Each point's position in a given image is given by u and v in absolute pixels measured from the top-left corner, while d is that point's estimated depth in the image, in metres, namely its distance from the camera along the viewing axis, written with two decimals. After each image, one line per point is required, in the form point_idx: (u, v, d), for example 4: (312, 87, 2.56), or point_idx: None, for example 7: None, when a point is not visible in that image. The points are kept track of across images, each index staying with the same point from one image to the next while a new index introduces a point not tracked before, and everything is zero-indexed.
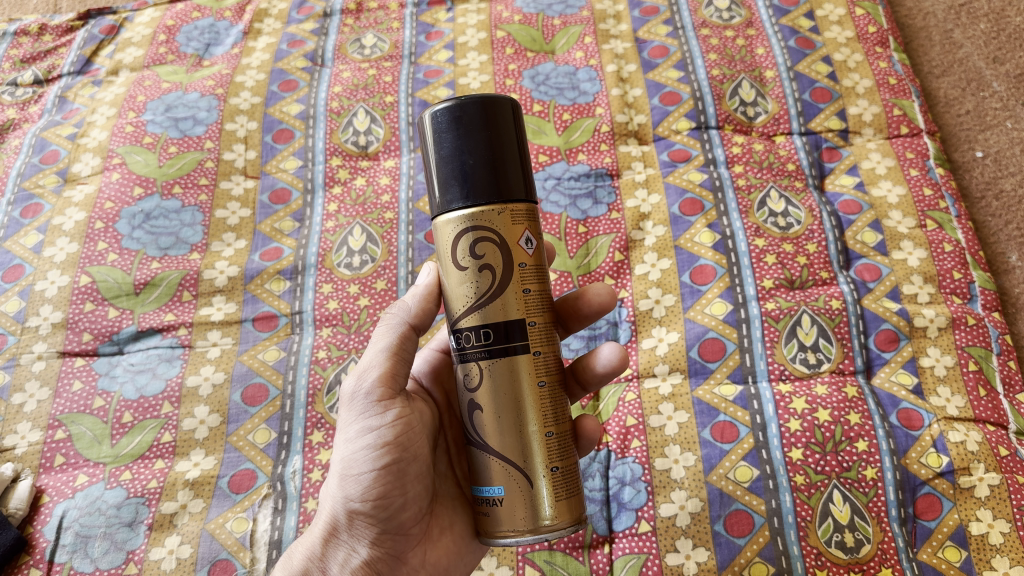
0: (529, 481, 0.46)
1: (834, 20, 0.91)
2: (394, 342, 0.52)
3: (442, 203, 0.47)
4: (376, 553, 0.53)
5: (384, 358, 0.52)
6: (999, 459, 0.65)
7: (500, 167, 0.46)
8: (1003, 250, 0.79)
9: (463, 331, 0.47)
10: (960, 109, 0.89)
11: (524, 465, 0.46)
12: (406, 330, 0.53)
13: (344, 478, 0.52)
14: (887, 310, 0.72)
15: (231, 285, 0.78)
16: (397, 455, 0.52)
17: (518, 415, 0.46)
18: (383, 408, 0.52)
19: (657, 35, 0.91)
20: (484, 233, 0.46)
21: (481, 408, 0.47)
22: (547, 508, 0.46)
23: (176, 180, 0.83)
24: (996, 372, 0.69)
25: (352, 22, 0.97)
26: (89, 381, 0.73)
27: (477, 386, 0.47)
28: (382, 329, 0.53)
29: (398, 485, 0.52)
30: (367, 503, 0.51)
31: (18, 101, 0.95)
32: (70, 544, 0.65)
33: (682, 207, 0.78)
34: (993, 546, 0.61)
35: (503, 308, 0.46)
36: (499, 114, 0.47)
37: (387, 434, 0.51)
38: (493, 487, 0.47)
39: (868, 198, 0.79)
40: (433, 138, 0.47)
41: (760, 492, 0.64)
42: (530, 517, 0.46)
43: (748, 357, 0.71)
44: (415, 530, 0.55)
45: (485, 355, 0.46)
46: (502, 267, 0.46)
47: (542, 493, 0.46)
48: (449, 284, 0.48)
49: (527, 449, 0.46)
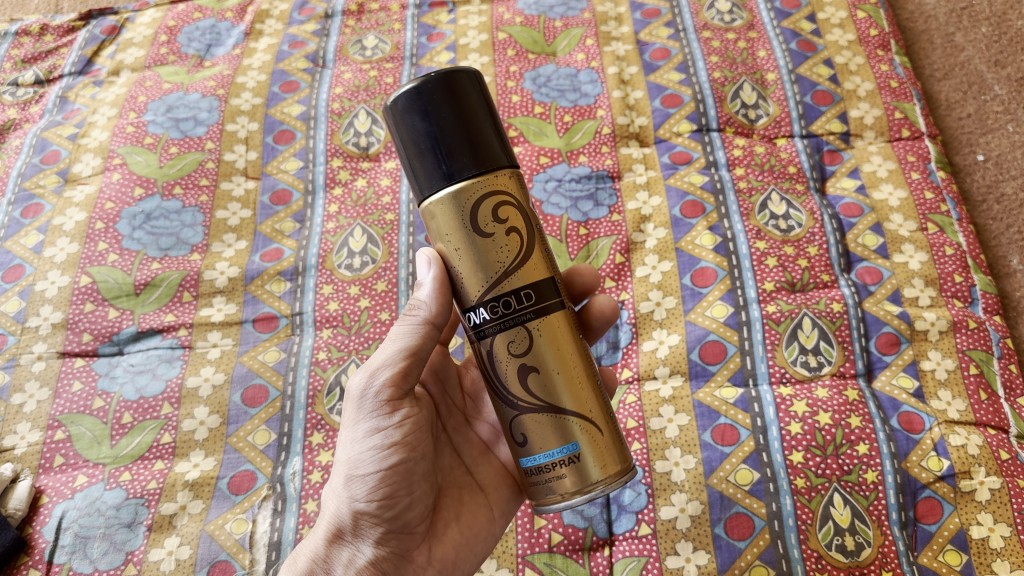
0: (600, 429, 0.47)
1: (836, 23, 0.91)
2: (411, 344, 0.51)
3: (450, 174, 0.45)
4: (381, 552, 0.53)
5: (398, 359, 0.51)
6: (999, 463, 0.65)
7: (477, 136, 0.45)
8: (1004, 253, 0.79)
9: (502, 297, 0.46)
10: (961, 113, 0.89)
11: (590, 415, 0.47)
12: (428, 327, 0.52)
13: (351, 479, 0.52)
14: (888, 314, 0.72)
15: (231, 286, 0.78)
16: (404, 454, 0.52)
17: (574, 370, 0.48)
18: (391, 408, 0.51)
19: (658, 38, 0.91)
20: (506, 196, 0.46)
21: (538, 370, 0.47)
22: (595, 468, 0.47)
23: (177, 181, 0.83)
24: (997, 376, 0.69)
25: (353, 23, 0.96)
26: (89, 381, 0.73)
27: (526, 349, 0.47)
28: (398, 327, 0.52)
29: (405, 485, 0.52)
30: (373, 503, 0.51)
31: (18, 101, 0.95)
32: (70, 544, 0.65)
33: (683, 209, 0.78)
34: (993, 550, 0.61)
35: (536, 267, 0.47)
36: (467, 80, 0.46)
37: (394, 434, 0.51)
38: (565, 446, 0.47)
39: (869, 201, 0.79)
40: (419, 115, 0.45)
41: (760, 495, 0.64)
42: (584, 475, 0.47)
43: (749, 360, 0.70)
44: (421, 527, 0.55)
45: (534, 315, 0.46)
46: (510, 236, 0.46)
47: (610, 440, 0.48)
48: (473, 255, 0.46)
49: (589, 400, 0.48)
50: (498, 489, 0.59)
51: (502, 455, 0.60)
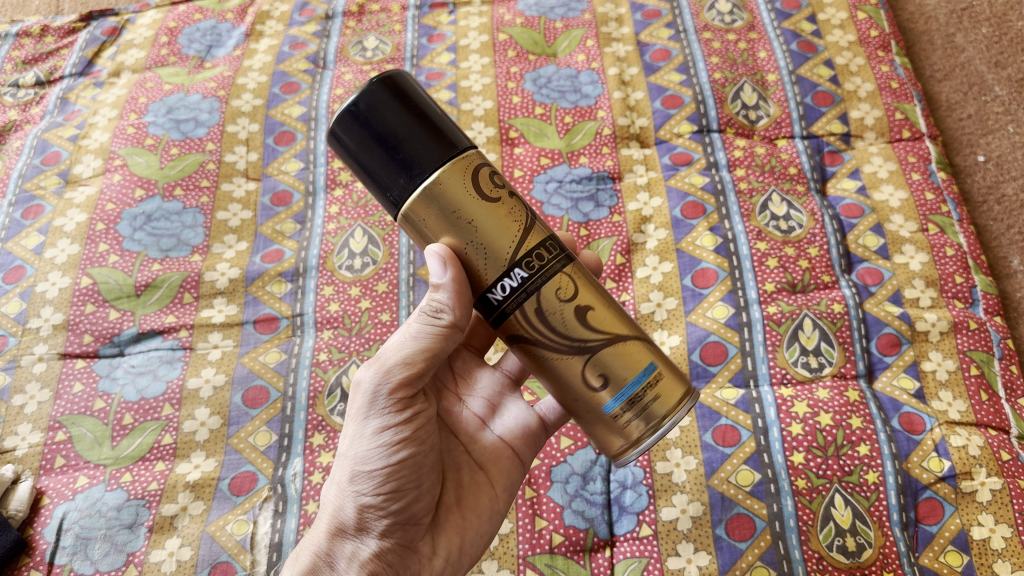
0: (656, 349, 0.50)
1: (836, 24, 0.91)
2: (434, 345, 0.51)
3: (427, 159, 0.45)
4: (387, 544, 0.52)
5: (416, 360, 0.50)
6: (1000, 464, 0.65)
7: (428, 126, 0.45)
8: (1005, 254, 0.79)
9: (535, 252, 0.47)
10: (962, 113, 0.89)
11: (645, 339, 0.50)
12: (452, 329, 0.51)
13: (357, 474, 0.51)
14: (889, 314, 0.72)
15: (232, 287, 0.78)
16: (411, 448, 0.51)
17: (614, 303, 0.50)
18: (400, 406, 0.51)
19: (659, 39, 0.91)
20: (488, 169, 0.47)
21: (591, 307, 0.48)
22: (670, 385, 0.49)
23: (178, 182, 0.83)
24: (998, 376, 0.69)
25: (353, 24, 0.97)
26: (89, 382, 0.73)
27: (574, 293, 0.48)
28: (417, 325, 0.51)
29: (413, 478, 0.52)
30: (380, 496, 0.51)
31: (19, 102, 0.95)
32: (70, 546, 0.65)
33: (684, 210, 0.78)
34: (995, 550, 0.61)
35: (541, 223, 0.49)
36: (403, 83, 0.46)
37: (401, 428, 0.51)
38: (643, 371, 0.49)
39: (870, 202, 0.79)
40: (374, 122, 0.45)
41: (761, 496, 0.64)
42: (668, 391, 0.49)
43: (750, 361, 0.70)
44: (426, 518, 0.54)
45: (565, 261, 0.48)
46: (509, 201, 0.47)
47: (665, 357, 0.51)
48: (490, 223, 0.46)
49: (637, 328, 0.50)
50: (498, 464, 0.58)
51: (498, 430, 0.59)
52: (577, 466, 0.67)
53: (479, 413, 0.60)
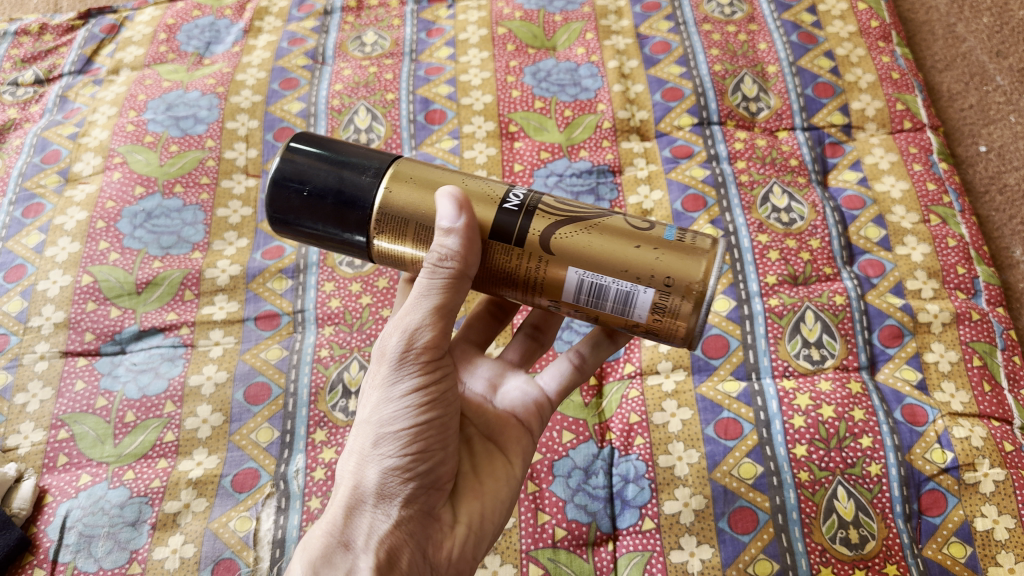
0: None
1: (836, 15, 0.91)
2: (444, 300, 0.47)
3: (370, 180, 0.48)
4: (409, 512, 0.48)
5: (432, 315, 0.47)
6: (1004, 455, 0.64)
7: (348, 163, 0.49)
8: (1007, 245, 0.79)
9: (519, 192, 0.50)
10: (963, 103, 0.89)
11: None
12: (461, 278, 0.47)
13: (381, 436, 0.48)
14: (891, 306, 0.72)
15: (233, 283, 0.77)
16: (436, 408, 0.48)
17: None
18: (426, 367, 0.48)
19: (659, 31, 0.91)
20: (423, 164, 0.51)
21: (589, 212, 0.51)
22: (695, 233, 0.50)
23: (178, 179, 0.83)
24: (1001, 367, 0.69)
25: (352, 20, 0.96)
26: (92, 380, 0.73)
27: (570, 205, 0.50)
28: (424, 280, 0.47)
29: (440, 439, 0.49)
30: (406, 457, 0.47)
31: (18, 101, 0.94)
32: (74, 543, 0.66)
33: (685, 203, 0.77)
34: (999, 541, 0.61)
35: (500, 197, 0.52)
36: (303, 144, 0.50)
37: (428, 385, 0.48)
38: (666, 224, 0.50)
39: (872, 193, 0.79)
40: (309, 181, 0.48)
41: (764, 488, 0.64)
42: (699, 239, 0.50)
43: (752, 353, 0.70)
44: (447, 484, 0.51)
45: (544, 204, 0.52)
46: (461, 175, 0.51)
47: None
48: (468, 186, 0.49)
49: None
50: (506, 431, 0.56)
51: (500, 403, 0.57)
52: (580, 460, 0.67)
53: (480, 390, 0.57)
